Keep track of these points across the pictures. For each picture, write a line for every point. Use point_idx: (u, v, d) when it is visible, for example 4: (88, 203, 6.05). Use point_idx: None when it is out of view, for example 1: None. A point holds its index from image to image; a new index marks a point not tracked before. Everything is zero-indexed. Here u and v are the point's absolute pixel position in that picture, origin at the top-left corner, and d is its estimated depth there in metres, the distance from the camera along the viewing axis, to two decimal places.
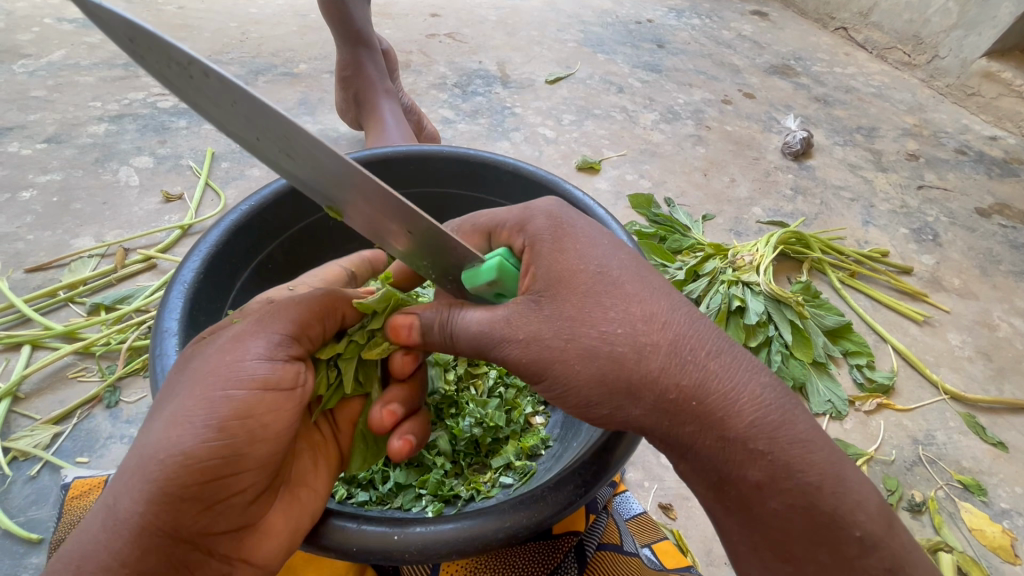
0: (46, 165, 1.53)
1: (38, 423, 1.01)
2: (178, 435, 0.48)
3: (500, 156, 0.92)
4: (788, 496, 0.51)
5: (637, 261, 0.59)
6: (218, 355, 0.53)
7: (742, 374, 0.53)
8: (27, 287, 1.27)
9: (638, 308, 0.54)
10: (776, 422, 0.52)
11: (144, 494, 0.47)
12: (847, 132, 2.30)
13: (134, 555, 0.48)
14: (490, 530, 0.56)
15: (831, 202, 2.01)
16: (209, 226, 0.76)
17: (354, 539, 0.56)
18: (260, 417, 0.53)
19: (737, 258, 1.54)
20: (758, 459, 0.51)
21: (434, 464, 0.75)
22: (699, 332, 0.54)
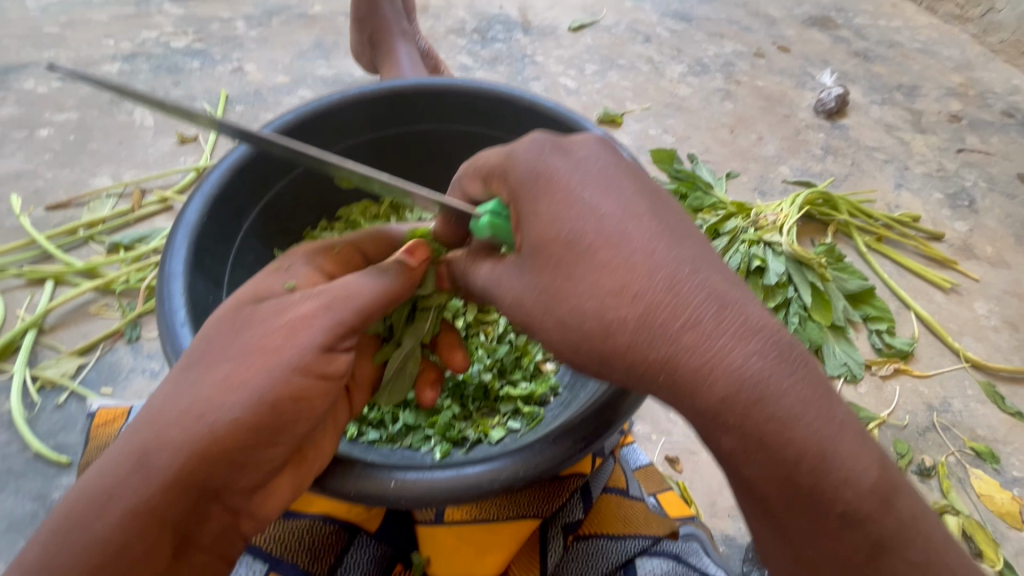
0: (63, 104, 1.52)
1: (64, 354, 1.05)
2: (232, 399, 0.50)
3: (517, 91, 0.87)
4: (764, 468, 0.47)
5: (627, 215, 0.51)
6: (283, 332, 0.53)
7: (721, 344, 0.47)
8: (49, 224, 1.29)
9: (611, 278, 0.50)
10: (752, 399, 0.46)
11: (185, 446, 0.49)
12: (886, 91, 2.17)
13: (161, 501, 0.49)
14: (486, 479, 0.56)
15: (863, 162, 1.93)
16: (210, 166, 0.73)
17: (353, 482, 0.57)
18: (309, 401, 0.53)
19: (760, 217, 1.49)
20: (728, 431, 0.48)
21: (444, 407, 0.76)
22: (676, 301, 0.48)
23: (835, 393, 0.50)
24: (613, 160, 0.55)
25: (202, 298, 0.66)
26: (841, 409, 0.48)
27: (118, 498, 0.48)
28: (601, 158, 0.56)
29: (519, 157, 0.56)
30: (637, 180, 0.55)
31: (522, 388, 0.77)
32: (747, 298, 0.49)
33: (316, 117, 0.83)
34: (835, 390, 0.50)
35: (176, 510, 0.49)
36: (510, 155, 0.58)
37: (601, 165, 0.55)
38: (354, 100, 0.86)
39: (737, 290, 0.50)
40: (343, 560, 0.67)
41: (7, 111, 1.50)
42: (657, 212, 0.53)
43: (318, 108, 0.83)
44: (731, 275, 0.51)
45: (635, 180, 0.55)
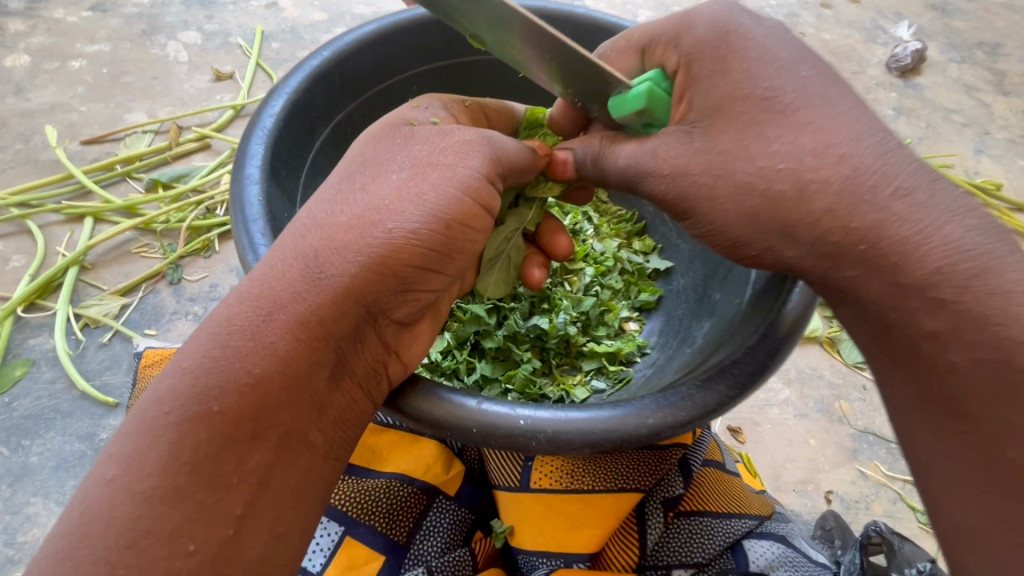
0: (94, 35, 1.44)
1: (107, 293, 1.01)
2: (404, 210, 0.45)
3: (618, 20, 0.78)
4: (976, 350, 0.43)
5: (819, 82, 0.47)
6: (454, 152, 0.48)
7: (936, 213, 0.44)
8: (83, 159, 1.23)
9: (811, 139, 0.45)
10: (974, 272, 0.43)
11: (359, 254, 0.44)
12: (966, 48, 1.96)
13: (328, 314, 0.44)
14: (634, 421, 0.49)
15: (939, 125, 1.76)
16: (290, 69, 0.68)
17: (472, 412, 0.49)
18: (473, 233, 0.49)
19: None
20: (937, 307, 0.44)
21: (522, 360, 0.71)
22: (886, 165, 0.44)
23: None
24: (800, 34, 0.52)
25: (277, 208, 0.61)
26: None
27: (279, 314, 0.44)
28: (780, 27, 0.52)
29: (697, 15, 0.52)
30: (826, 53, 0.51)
31: (607, 345, 0.73)
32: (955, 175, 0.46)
33: (398, 33, 0.74)
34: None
35: (336, 331, 0.45)
36: (683, 21, 0.52)
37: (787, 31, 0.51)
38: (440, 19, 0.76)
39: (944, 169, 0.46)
40: (423, 522, 0.66)
41: (37, 41, 1.42)
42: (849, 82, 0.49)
43: (402, 23, 0.74)
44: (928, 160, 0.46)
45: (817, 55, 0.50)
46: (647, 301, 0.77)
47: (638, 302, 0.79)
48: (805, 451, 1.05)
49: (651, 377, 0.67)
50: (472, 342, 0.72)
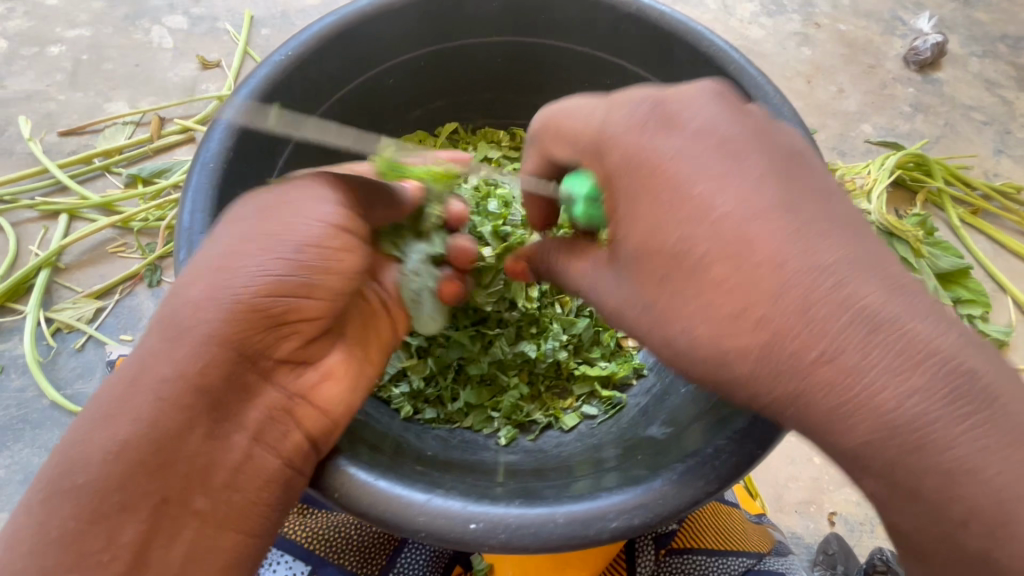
0: (74, 19, 1.38)
1: (81, 295, 0.97)
2: (258, 247, 0.46)
3: None
4: (918, 521, 0.38)
5: (753, 212, 0.41)
6: (297, 190, 0.50)
7: (867, 379, 0.38)
8: (62, 151, 1.19)
9: (728, 297, 0.41)
10: (908, 448, 0.37)
11: (218, 300, 0.45)
12: (989, 41, 1.83)
13: (196, 364, 0.44)
14: (593, 522, 0.45)
15: (958, 123, 1.67)
16: (234, 87, 0.61)
17: (419, 514, 0.45)
18: (336, 253, 0.49)
19: (847, 180, 1.32)
20: (873, 476, 0.39)
21: (509, 385, 0.68)
22: (810, 327, 0.39)
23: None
24: (738, 128, 0.44)
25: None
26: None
27: (143, 379, 0.44)
28: (717, 126, 0.45)
29: (620, 139, 0.46)
30: (766, 145, 0.44)
31: (601, 368, 0.70)
32: (910, 310, 0.39)
33: (364, 25, 0.67)
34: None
35: (211, 380, 0.45)
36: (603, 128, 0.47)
37: (720, 139, 0.44)
38: (410, 3, 0.69)
39: (898, 300, 0.39)
40: (397, 559, 0.67)
41: (15, 25, 1.36)
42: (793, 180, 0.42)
43: (365, 11, 0.66)
44: (894, 280, 0.39)
45: (770, 148, 0.44)
46: None
47: None
48: (808, 469, 0.99)
49: (645, 409, 0.64)
50: (455, 366, 0.69)
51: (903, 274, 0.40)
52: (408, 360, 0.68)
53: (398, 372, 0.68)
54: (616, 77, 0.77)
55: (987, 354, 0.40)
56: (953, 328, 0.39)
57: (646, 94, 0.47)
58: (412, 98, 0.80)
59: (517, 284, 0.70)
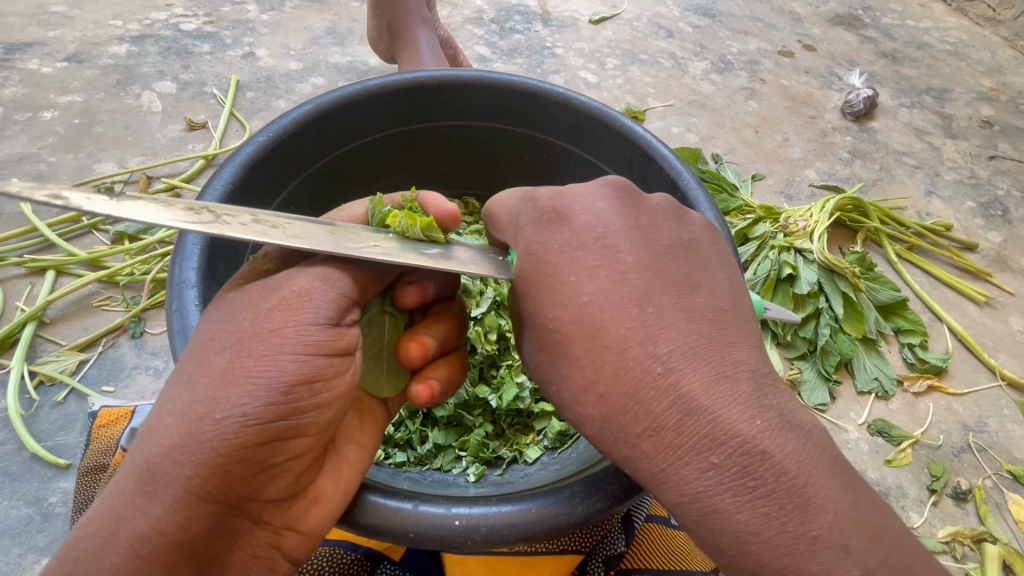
0: (67, 86, 1.47)
1: (65, 349, 1.01)
2: (237, 396, 0.44)
3: (548, 85, 0.81)
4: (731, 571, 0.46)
5: (611, 301, 0.51)
6: (279, 310, 0.47)
7: (684, 457, 0.46)
8: (51, 211, 1.24)
9: (586, 374, 0.51)
10: (704, 510, 0.45)
11: (196, 459, 0.43)
12: (915, 94, 2.00)
13: (176, 523, 0.43)
14: (558, 518, 0.51)
15: (892, 167, 1.79)
16: (225, 159, 0.68)
17: (411, 516, 0.52)
18: (327, 380, 0.48)
19: (790, 223, 1.43)
20: (689, 531, 0.47)
21: (474, 425, 0.74)
22: (639, 406, 0.48)
23: (841, 479, 0.45)
24: (619, 225, 0.55)
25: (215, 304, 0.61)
26: (828, 509, 0.43)
27: (120, 533, 0.43)
28: (604, 221, 0.56)
29: (524, 229, 0.58)
30: (640, 239, 0.55)
31: (556, 403, 0.76)
32: (725, 399, 0.46)
33: (333, 111, 0.76)
34: (828, 484, 0.44)
35: (196, 534, 0.44)
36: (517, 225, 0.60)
37: (601, 234, 0.55)
38: (373, 94, 0.78)
39: (720, 388, 0.46)
40: None
41: (10, 92, 1.44)
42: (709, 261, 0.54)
43: (329, 102, 0.75)
44: (722, 369, 0.47)
45: (645, 244, 0.54)
46: None
47: None
48: None
49: None
50: (423, 411, 0.75)
51: (738, 364, 0.48)
52: None
53: None
54: (550, 150, 0.87)
55: (808, 435, 0.47)
56: (765, 413, 0.46)
57: (543, 191, 0.59)
58: (380, 170, 0.89)
59: (475, 332, 0.79)
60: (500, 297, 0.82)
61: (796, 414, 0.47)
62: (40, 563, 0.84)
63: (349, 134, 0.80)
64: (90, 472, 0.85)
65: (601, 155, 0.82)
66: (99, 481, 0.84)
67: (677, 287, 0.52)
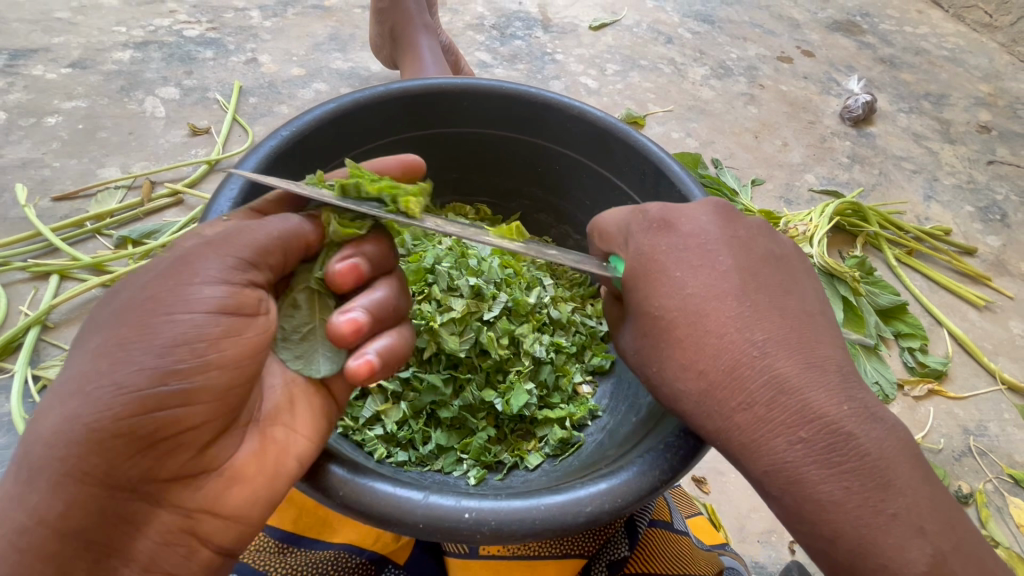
0: (72, 92, 1.48)
1: (68, 353, 1.01)
2: (111, 367, 0.44)
3: (564, 98, 0.83)
4: (805, 539, 0.49)
5: (712, 294, 0.53)
6: (164, 281, 0.47)
7: (774, 426, 0.48)
8: (54, 215, 1.25)
9: (681, 352, 0.53)
10: (788, 479, 0.48)
11: (67, 438, 0.43)
12: (914, 99, 2.02)
13: (55, 508, 0.43)
14: (571, 510, 0.51)
15: (891, 172, 1.80)
16: (245, 152, 0.68)
17: (419, 508, 0.51)
18: (218, 345, 0.47)
19: (790, 227, 1.44)
20: (770, 500, 0.50)
21: (478, 428, 0.74)
22: (736, 382, 0.50)
23: (917, 467, 0.48)
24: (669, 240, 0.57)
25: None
26: (907, 492, 0.46)
27: (0, 524, 0.43)
28: (704, 231, 0.57)
29: (635, 236, 0.59)
30: (738, 246, 0.56)
31: (561, 411, 0.76)
32: (815, 382, 0.48)
33: (355, 113, 0.77)
34: (908, 469, 0.47)
35: (78, 519, 0.44)
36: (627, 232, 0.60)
37: (703, 241, 0.56)
38: (392, 98, 0.80)
39: (811, 374, 0.49)
40: None
41: (15, 97, 1.45)
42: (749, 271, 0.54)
43: (350, 103, 0.76)
44: (811, 359, 0.50)
45: (743, 253, 0.56)
46: (599, 365, 0.83)
47: (589, 365, 0.84)
48: None
49: (601, 443, 0.70)
50: (427, 412, 0.75)
51: (827, 358, 0.50)
52: (383, 404, 0.74)
53: (373, 416, 0.74)
54: (562, 161, 0.88)
55: (889, 425, 0.49)
56: (851, 401, 0.48)
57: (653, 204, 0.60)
58: (394, 173, 0.89)
59: (484, 335, 0.77)
60: (511, 303, 0.81)
61: (878, 407, 0.49)
62: None
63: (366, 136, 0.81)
64: None
65: (612, 167, 0.82)
66: None
67: (771, 290, 0.53)
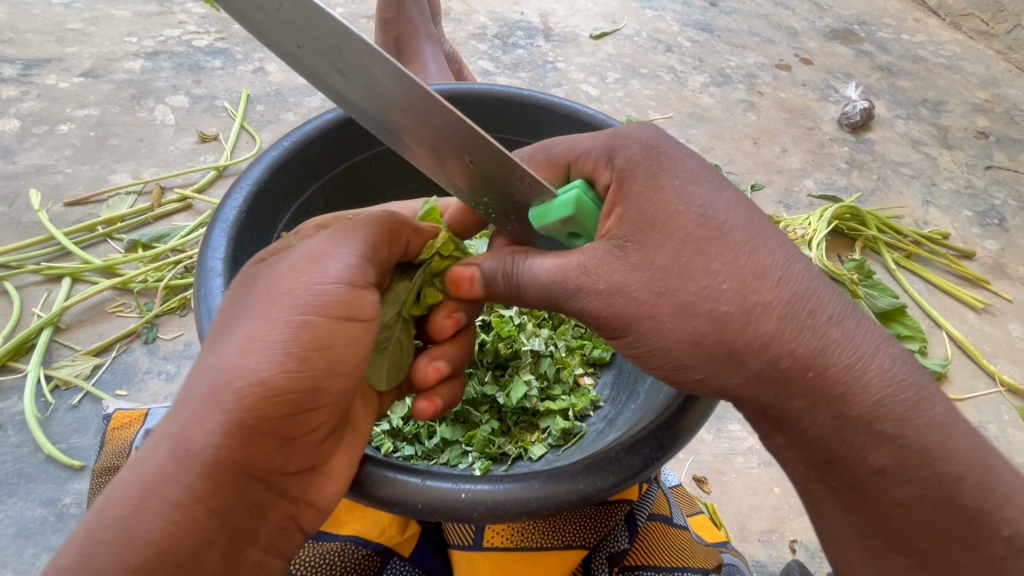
0: (84, 100, 1.51)
1: (79, 354, 1.03)
2: (256, 359, 0.45)
3: (555, 99, 0.86)
4: (916, 486, 0.45)
5: (743, 210, 0.48)
6: (291, 276, 0.49)
7: (871, 345, 0.46)
8: (67, 220, 1.28)
9: (748, 260, 0.46)
10: (910, 403, 0.44)
11: (220, 423, 0.44)
12: (911, 106, 2.04)
13: (204, 489, 0.44)
14: (565, 487, 0.53)
15: (889, 177, 1.82)
16: (250, 161, 0.71)
17: (415, 491, 0.52)
18: (340, 348, 0.48)
19: (789, 231, 1.47)
20: (884, 443, 0.44)
21: (481, 421, 0.76)
22: (817, 299, 0.46)
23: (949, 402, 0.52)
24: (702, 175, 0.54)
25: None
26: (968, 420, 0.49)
27: (152, 502, 0.43)
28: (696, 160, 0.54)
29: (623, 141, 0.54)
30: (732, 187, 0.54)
31: (562, 402, 0.77)
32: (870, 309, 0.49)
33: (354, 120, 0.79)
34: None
35: (221, 502, 0.45)
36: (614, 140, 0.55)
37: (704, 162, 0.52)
38: None
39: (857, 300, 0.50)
40: None
41: (29, 106, 1.49)
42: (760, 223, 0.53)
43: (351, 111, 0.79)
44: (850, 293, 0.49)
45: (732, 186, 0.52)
46: (600, 358, 0.84)
47: (591, 357, 0.85)
48: (769, 499, 1.06)
49: (601, 432, 0.71)
50: None
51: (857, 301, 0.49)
52: None
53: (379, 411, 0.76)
54: None
55: None
56: None
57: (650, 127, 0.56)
58: (391, 180, 0.91)
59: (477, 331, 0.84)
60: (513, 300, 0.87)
61: None
62: None
63: (367, 140, 0.82)
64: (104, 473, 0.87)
65: None
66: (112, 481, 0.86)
67: None
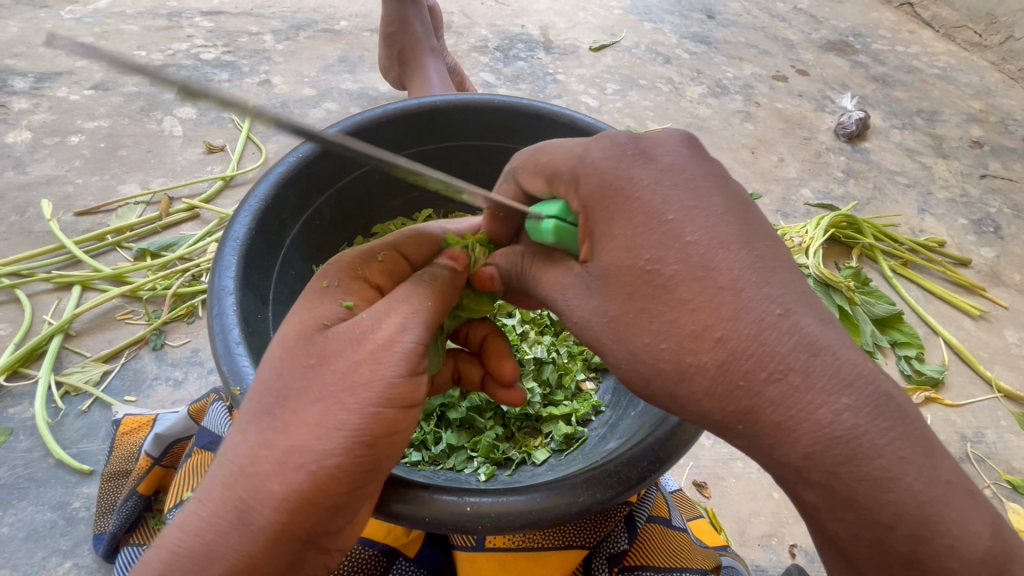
0: (94, 112, 1.54)
1: (89, 360, 1.05)
2: (320, 438, 0.44)
3: (554, 107, 0.88)
4: (852, 530, 0.41)
5: (712, 243, 0.44)
6: (363, 362, 0.47)
7: (805, 394, 0.40)
8: (77, 229, 1.30)
9: (690, 318, 0.43)
10: (843, 458, 0.39)
11: (279, 499, 0.43)
12: (906, 116, 2.07)
13: (259, 556, 0.43)
14: (563, 501, 0.54)
15: (885, 186, 1.84)
16: (257, 178, 0.73)
17: (418, 503, 0.54)
18: (399, 433, 0.47)
19: (786, 239, 1.49)
20: (812, 488, 0.41)
21: (486, 427, 0.78)
22: (763, 351, 0.41)
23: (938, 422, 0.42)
24: (696, 169, 0.49)
25: (252, 314, 0.65)
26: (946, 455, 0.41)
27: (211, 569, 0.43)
28: (681, 163, 0.49)
29: (592, 164, 0.50)
30: (723, 189, 0.48)
31: (564, 407, 0.79)
32: (839, 338, 0.42)
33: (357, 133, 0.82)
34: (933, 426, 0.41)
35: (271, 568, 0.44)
36: (582, 159, 0.51)
37: (686, 177, 0.48)
38: (391, 116, 0.84)
39: (828, 328, 0.42)
40: None
41: (40, 118, 1.52)
42: (753, 222, 0.47)
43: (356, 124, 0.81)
44: None
45: (722, 189, 0.48)
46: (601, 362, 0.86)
47: (592, 364, 0.87)
48: (768, 504, 1.08)
49: (602, 436, 0.73)
50: (438, 413, 0.78)
51: None
52: None
53: None
54: None
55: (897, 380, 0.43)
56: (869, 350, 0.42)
57: (625, 138, 0.51)
58: (395, 190, 0.93)
59: None
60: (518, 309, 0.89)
61: None
62: (64, 566, 0.87)
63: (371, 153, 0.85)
64: (115, 478, 0.88)
65: None
66: (122, 486, 0.88)
67: None
